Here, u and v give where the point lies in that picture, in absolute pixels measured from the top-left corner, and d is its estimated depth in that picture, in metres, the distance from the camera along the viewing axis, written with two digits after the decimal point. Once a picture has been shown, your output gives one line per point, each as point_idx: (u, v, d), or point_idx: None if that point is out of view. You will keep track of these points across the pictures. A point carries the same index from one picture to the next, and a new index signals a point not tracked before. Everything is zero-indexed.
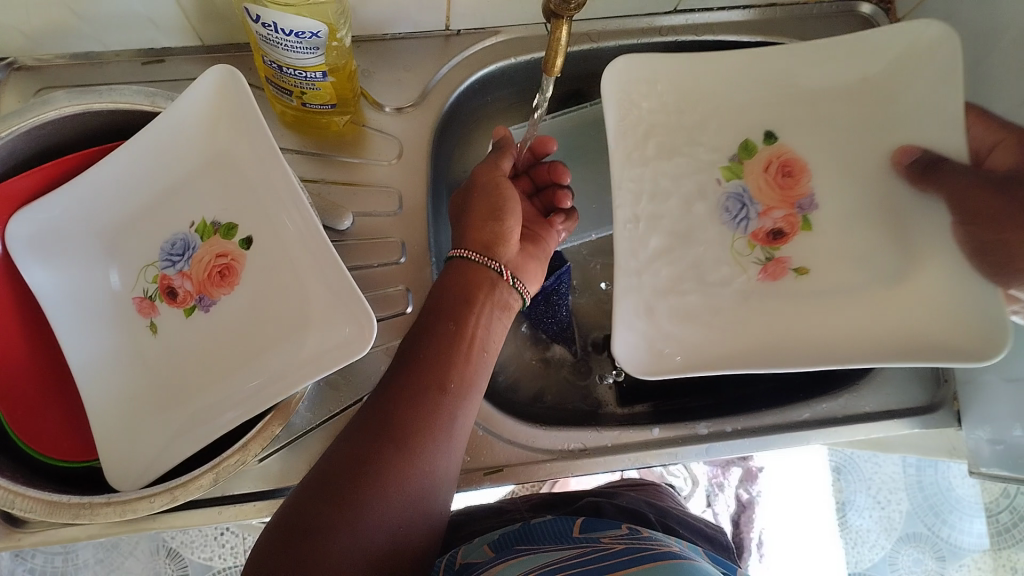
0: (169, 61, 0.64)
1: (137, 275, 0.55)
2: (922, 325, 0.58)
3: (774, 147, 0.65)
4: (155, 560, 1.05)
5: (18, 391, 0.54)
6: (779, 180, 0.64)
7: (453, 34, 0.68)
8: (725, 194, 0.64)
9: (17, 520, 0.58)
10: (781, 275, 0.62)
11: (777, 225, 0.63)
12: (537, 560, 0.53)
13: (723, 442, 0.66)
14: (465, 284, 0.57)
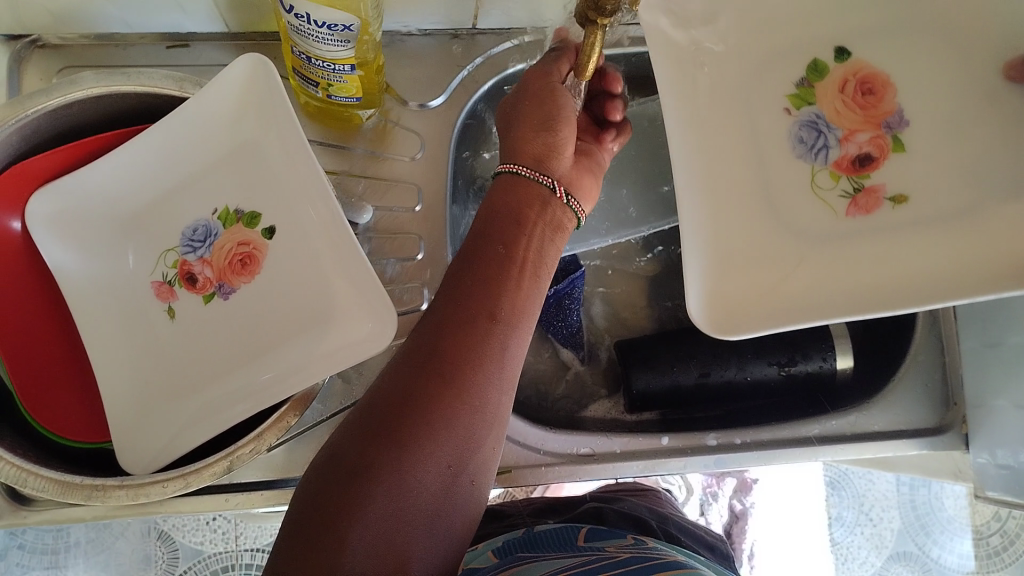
0: (194, 45, 0.63)
1: (156, 259, 0.55)
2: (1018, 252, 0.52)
3: (848, 63, 0.60)
4: (146, 543, 1.05)
5: (32, 369, 0.54)
6: (859, 98, 0.59)
7: (479, 32, 0.68)
8: (797, 122, 0.60)
9: (22, 498, 0.58)
10: (876, 207, 0.58)
11: (863, 150, 0.59)
12: (539, 567, 0.53)
13: (732, 455, 0.67)
14: (514, 204, 0.55)
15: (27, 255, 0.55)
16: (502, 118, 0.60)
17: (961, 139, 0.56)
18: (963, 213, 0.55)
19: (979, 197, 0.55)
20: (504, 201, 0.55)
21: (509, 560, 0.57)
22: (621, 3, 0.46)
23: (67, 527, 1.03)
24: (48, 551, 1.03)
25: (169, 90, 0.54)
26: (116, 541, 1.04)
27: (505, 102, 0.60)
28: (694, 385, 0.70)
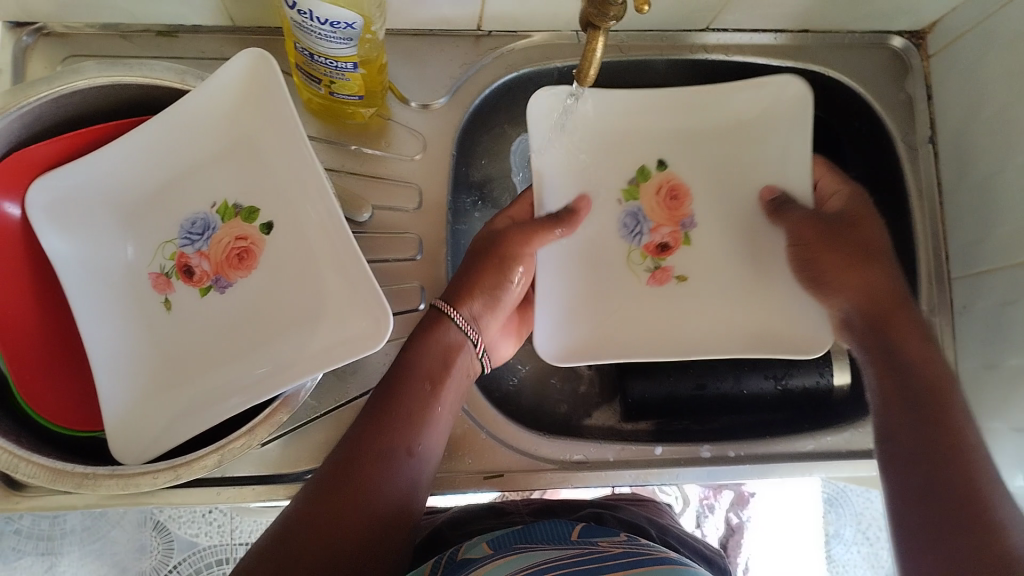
0: (183, 36, 0.63)
1: (154, 251, 0.56)
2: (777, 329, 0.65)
3: (665, 173, 0.69)
4: (141, 533, 1.05)
5: (29, 355, 0.54)
6: (667, 201, 0.69)
7: (484, 34, 0.68)
8: (623, 211, 0.69)
9: (17, 484, 0.58)
10: (666, 281, 0.67)
11: (664, 240, 0.68)
12: (532, 558, 0.54)
13: (723, 467, 0.66)
14: (440, 347, 0.56)
15: (26, 242, 0.54)
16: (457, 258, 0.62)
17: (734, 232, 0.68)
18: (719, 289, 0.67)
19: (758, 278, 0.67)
20: (429, 342, 0.56)
21: (504, 551, 0.57)
22: (624, 9, 0.45)
23: (64, 514, 1.03)
24: (44, 538, 1.03)
25: (171, 82, 0.55)
26: (112, 531, 1.04)
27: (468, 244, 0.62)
28: (691, 395, 0.69)
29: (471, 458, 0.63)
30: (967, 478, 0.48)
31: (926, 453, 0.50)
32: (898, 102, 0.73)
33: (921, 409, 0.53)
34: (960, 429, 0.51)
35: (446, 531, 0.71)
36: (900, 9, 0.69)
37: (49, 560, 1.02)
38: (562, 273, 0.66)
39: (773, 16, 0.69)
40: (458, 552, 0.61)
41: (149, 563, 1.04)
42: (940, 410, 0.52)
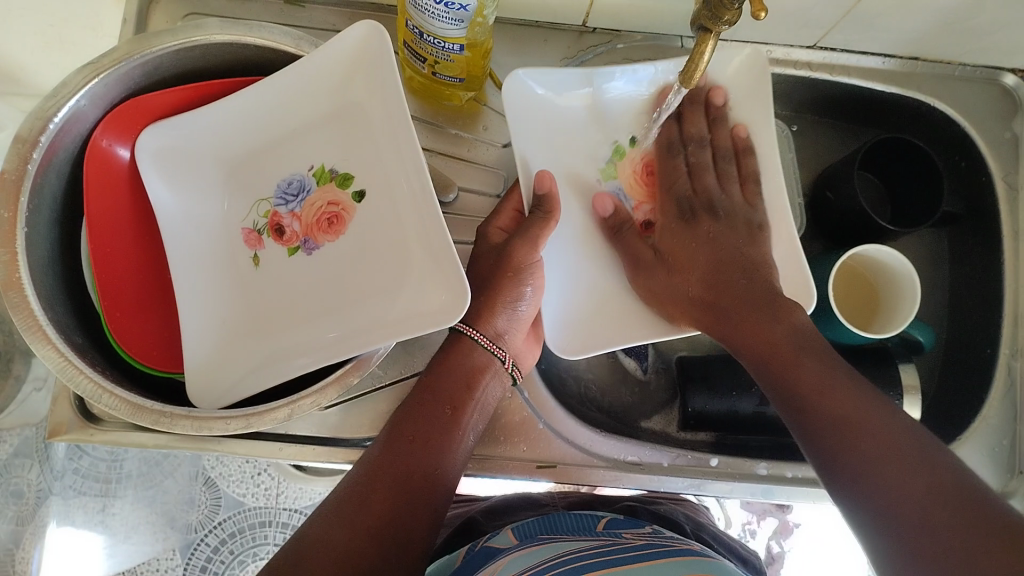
0: (308, 7, 0.66)
1: (250, 208, 0.58)
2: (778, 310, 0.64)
3: (637, 150, 0.69)
4: (193, 486, 1.08)
5: (123, 294, 0.56)
6: (644, 177, 0.69)
7: (589, 31, 0.69)
8: (603, 191, 0.67)
9: (91, 417, 0.61)
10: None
11: (646, 217, 0.68)
12: (559, 547, 0.56)
13: (781, 487, 0.66)
14: (464, 375, 0.56)
15: (132, 187, 0.57)
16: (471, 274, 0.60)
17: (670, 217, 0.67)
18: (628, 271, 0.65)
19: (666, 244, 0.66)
20: (450, 368, 0.56)
21: (528, 541, 0.59)
22: (739, 15, 0.45)
23: (121, 459, 1.06)
24: (99, 479, 1.05)
25: (287, 46, 0.57)
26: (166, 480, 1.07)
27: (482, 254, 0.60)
28: (753, 412, 0.68)
29: (527, 448, 0.64)
30: (858, 439, 0.47)
31: (818, 433, 0.50)
32: (1004, 141, 0.71)
33: (793, 401, 0.52)
34: (826, 403, 0.50)
35: (479, 520, 0.71)
36: (1018, 45, 0.67)
37: (103, 501, 1.06)
38: (576, 261, 0.65)
39: (883, 39, 0.68)
40: (482, 540, 0.62)
41: (196, 516, 1.08)
42: (809, 387, 0.51)
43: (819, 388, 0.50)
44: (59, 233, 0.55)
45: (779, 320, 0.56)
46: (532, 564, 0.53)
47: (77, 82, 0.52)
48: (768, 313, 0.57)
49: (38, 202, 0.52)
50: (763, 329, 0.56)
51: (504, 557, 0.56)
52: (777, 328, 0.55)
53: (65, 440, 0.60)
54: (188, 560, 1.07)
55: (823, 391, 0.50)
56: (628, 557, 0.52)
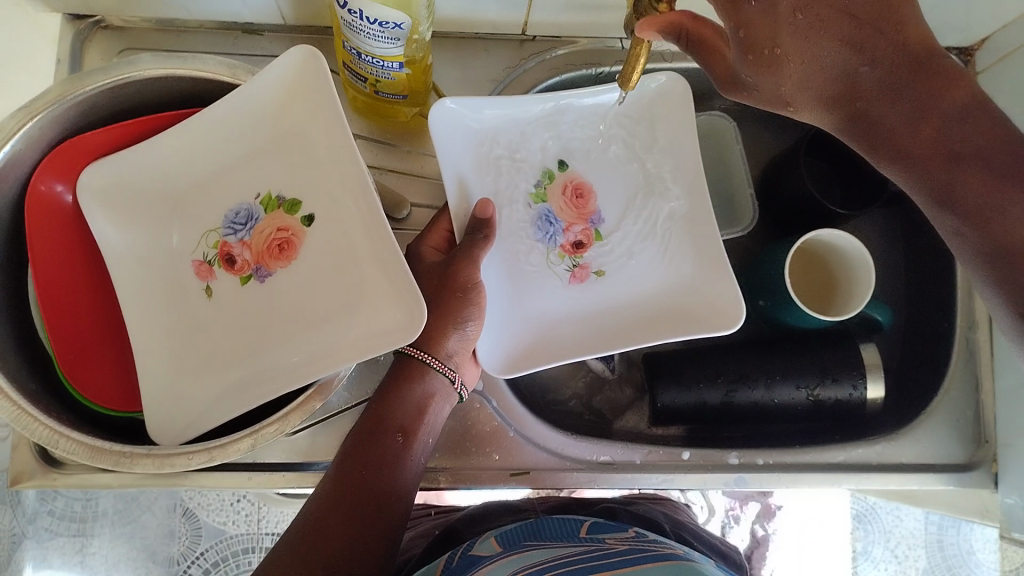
0: (268, 36, 0.65)
1: (198, 240, 0.58)
2: (709, 315, 0.65)
3: (566, 173, 0.69)
4: (171, 518, 1.08)
5: (75, 336, 0.55)
6: (573, 199, 0.69)
7: (528, 38, 0.69)
8: (533, 215, 0.68)
9: (55, 461, 0.60)
10: (586, 279, 0.68)
11: (577, 237, 0.68)
12: (542, 555, 0.56)
13: (754, 474, 0.66)
14: (414, 402, 0.56)
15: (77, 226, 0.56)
16: None
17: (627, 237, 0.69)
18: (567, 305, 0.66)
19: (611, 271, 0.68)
20: (399, 394, 0.56)
21: (512, 548, 0.59)
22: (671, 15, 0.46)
23: (96, 497, 1.03)
24: (75, 520, 1.01)
25: (223, 76, 0.56)
26: (144, 515, 1.07)
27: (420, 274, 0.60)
28: (721, 403, 0.68)
29: (500, 457, 0.64)
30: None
31: (986, 249, 0.50)
32: None
33: (953, 211, 0.50)
34: (991, 208, 0.48)
35: (460, 527, 0.71)
36: (950, 24, 0.69)
37: (80, 542, 1.01)
38: (509, 282, 0.66)
39: None
40: (466, 547, 0.62)
41: (178, 548, 1.08)
42: (959, 190, 0.49)
43: (989, 198, 0.48)
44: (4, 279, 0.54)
45: (924, 115, 0.48)
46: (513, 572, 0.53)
47: (12, 126, 0.51)
48: (913, 105, 0.48)
49: None
50: (908, 128, 0.49)
51: (488, 565, 0.57)
52: (913, 120, 0.48)
53: (31, 486, 0.59)
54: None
55: (993, 203, 0.48)
56: (612, 565, 0.53)
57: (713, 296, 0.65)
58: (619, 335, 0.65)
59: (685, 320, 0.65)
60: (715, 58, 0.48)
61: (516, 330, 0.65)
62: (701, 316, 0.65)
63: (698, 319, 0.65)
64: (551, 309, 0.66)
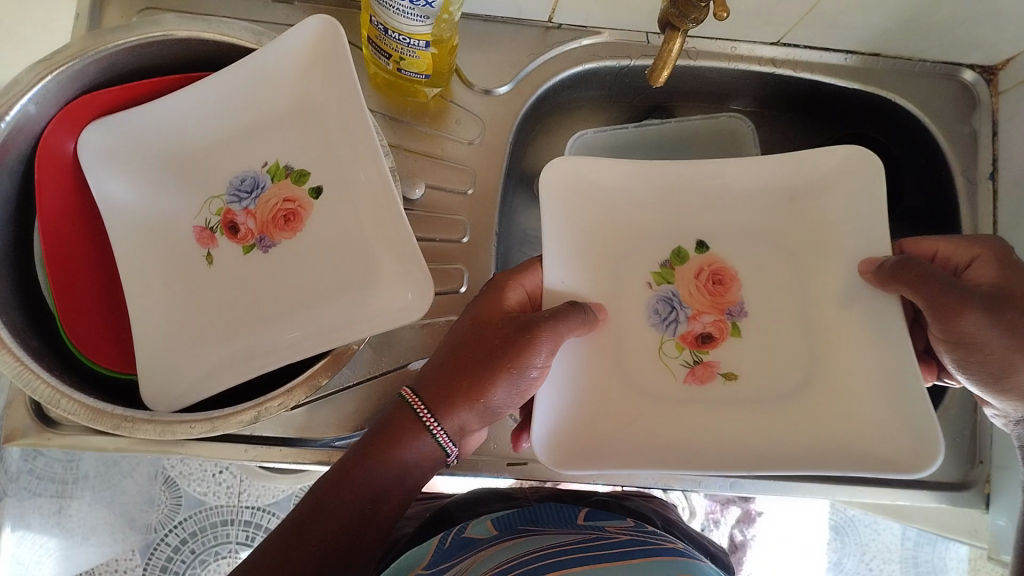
0: (298, 6, 0.65)
1: (201, 206, 0.57)
2: (877, 441, 0.54)
3: (705, 255, 0.62)
4: (151, 485, 1.07)
5: (79, 296, 0.54)
6: (708, 286, 0.62)
7: (554, 27, 0.68)
8: (656, 295, 0.61)
9: (49, 420, 0.59)
10: (709, 380, 0.59)
11: (706, 329, 0.60)
12: (538, 540, 0.56)
13: (749, 480, 0.66)
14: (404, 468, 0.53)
15: (73, 181, 0.55)
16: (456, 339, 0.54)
17: (780, 338, 0.60)
18: (772, 404, 0.58)
19: (788, 392, 0.58)
20: (388, 461, 0.52)
21: (506, 534, 0.60)
22: (706, 12, 0.47)
23: (77, 459, 1.05)
24: (56, 480, 1.04)
25: (246, 42, 0.55)
26: (124, 480, 1.06)
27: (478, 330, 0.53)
28: None
29: (498, 445, 0.64)
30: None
31: None
32: (963, 136, 0.72)
33: None
34: None
35: (452, 509, 0.71)
36: (977, 42, 0.68)
37: (59, 502, 1.04)
38: (612, 368, 0.58)
39: (846, 36, 0.69)
40: (464, 529, 0.63)
41: (156, 516, 1.06)
42: None
43: None
44: (11, 234, 0.53)
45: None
46: (506, 557, 0.53)
47: (28, 80, 0.51)
48: None
49: None
50: None
51: (484, 549, 0.57)
52: None
53: (23, 445, 0.58)
54: (148, 560, 1.05)
55: None
56: (610, 554, 0.53)
57: (872, 416, 0.55)
58: (754, 448, 0.55)
59: (840, 449, 0.55)
60: (951, 251, 0.57)
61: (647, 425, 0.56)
62: (870, 448, 0.54)
63: (864, 453, 0.54)
64: (698, 409, 0.57)
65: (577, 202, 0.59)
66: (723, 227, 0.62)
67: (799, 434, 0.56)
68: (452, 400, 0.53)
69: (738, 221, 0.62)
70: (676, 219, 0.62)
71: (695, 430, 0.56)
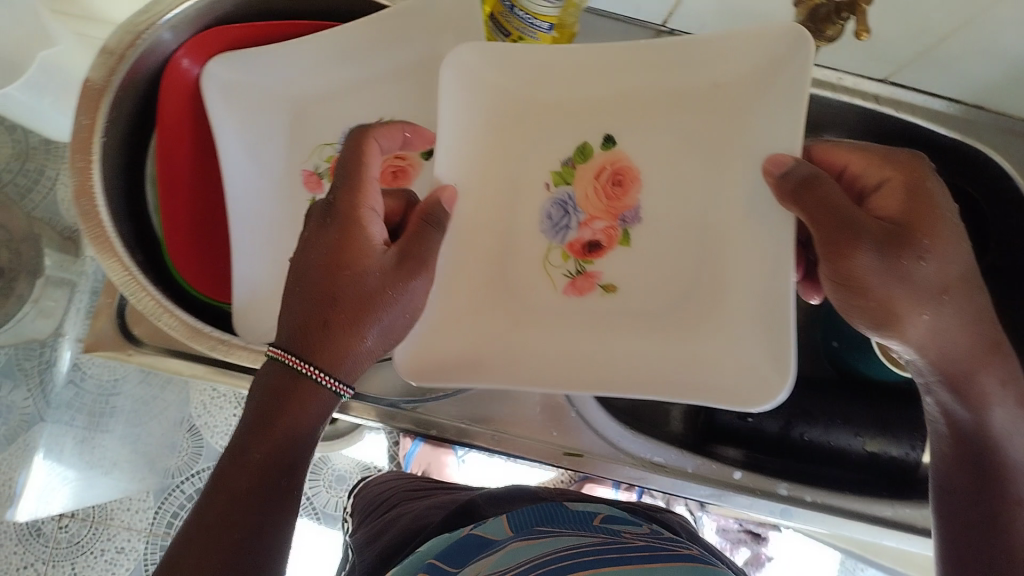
0: None
1: (312, 150, 0.59)
2: (740, 374, 0.50)
3: (610, 152, 0.59)
4: (175, 433, 1.13)
5: (184, 218, 0.56)
6: (608, 186, 0.59)
7: (666, 31, 0.69)
8: (550, 199, 0.59)
9: (133, 338, 0.61)
10: (588, 292, 0.58)
11: (596, 237, 0.58)
12: (557, 540, 0.55)
13: (799, 509, 0.66)
14: (300, 412, 0.46)
15: (192, 108, 0.57)
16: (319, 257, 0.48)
17: (664, 249, 0.57)
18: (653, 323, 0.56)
19: (664, 305, 0.56)
20: (288, 404, 0.46)
21: (521, 533, 0.59)
22: (841, 31, 0.49)
23: (112, 394, 1.14)
24: (87, 412, 1.12)
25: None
26: (150, 423, 1.13)
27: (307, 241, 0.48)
28: (776, 434, 0.70)
29: (556, 433, 0.66)
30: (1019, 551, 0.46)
31: None
32: None
33: None
34: None
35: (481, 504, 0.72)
36: None
37: (87, 434, 1.12)
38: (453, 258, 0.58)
39: (955, 82, 0.69)
40: (477, 528, 0.63)
41: (175, 462, 1.12)
42: None
43: None
44: (128, 150, 0.55)
45: None
46: (529, 556, 0.52)
47: (168, 2, 0.52)
48: None
49: (117, 114, 0.52)
50: None
51: (499, 548, 0.56)
52: None
53: (104, 355, 0.61)
54: (159, 503, 1.11)
55: None
56: (629, 554, 0.52)
57: (747, 366, 0.51)
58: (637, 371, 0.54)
59: (710, 390, 0.51)
60: (864, 167, 0.49)
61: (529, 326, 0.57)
62: (720, 383, 0.51)
63: (716, 388, 0.51)
64: (565, 329, 0.57)
65: (491, 91, 0.58)
66: (630, 120, 0.58)
67: (662, 355, 0.55)
68: (329, 345, 0.46)
69: (658, 106, 0.57)
70: (582, 121, 0.59)
71: (578, 334, 0.57)
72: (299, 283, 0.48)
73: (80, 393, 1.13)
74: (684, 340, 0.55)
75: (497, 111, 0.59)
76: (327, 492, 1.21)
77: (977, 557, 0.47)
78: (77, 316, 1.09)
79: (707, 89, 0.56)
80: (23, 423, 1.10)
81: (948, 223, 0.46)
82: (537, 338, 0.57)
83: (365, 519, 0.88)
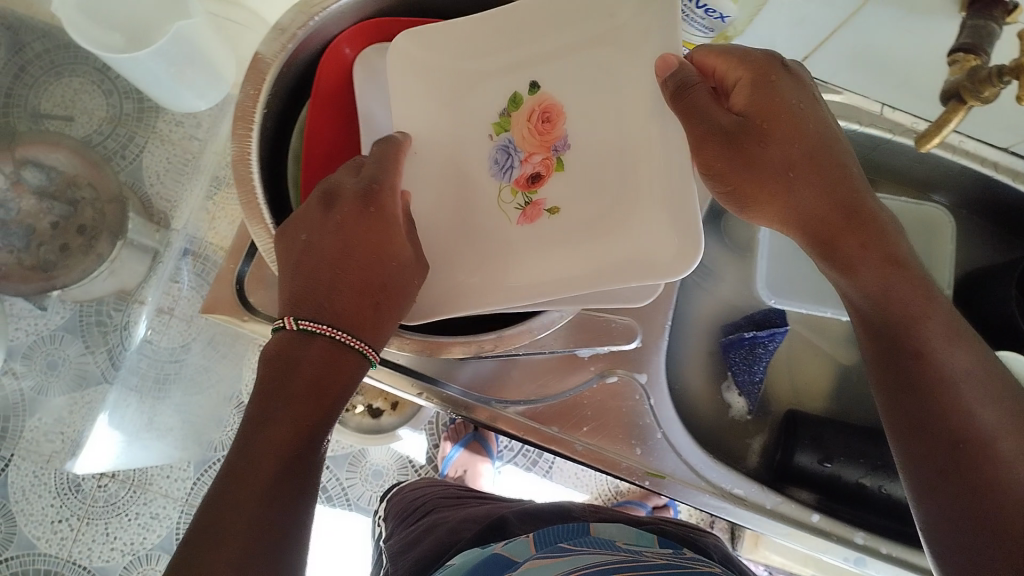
0: None
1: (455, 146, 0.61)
2: (655, 250, 0.50)
3: (536, 96, 0.58)
4: (224, 406, 1.18)
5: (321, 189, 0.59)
6: (538, 126, 0.58)
7: None
8: (493, 146, 0.59)
9: (247, 304, 0.64)
10: (538, 218, 0.57)
11: (535, 171, 0.57)
12: (578, 560, 0.56)
13: (873, 559, 0.67)
14: (320, 370, 0.47)
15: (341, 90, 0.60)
16: (340, 238, 0.50)
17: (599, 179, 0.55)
18: (587, 238, 0.55)
19: (605, 212, 0.55)
20: (314, 363, 0.47)
21: (545, 551, 0.59)
22: (997, 96, 0.49)
23: (183, 361, 1.12)
24: (161, 376, 1.10)
25: None
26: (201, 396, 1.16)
27: (337, 225, 0.50)
28: (855, 484, 0.70)
29: (641, 451, 0.67)
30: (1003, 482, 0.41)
31: None
32: None
33: None
34: None
35: (512, 522, 0.73)
36: None
37: (156, 398, 1.10)
38: (452, 212, 0.59)
39: None
40: (499, 546, 0.63)
41: (219, 435, 1.17)
42: None
43: None
44: (279, 122, 0.59)
45: None
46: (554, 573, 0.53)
47: None
48: None
49: (278, 87, 0.56)
50: None
51: (523, 566, 0.57)
52: None
53: (219, 317, 0.64)
54: (198, 475, 1.15)
55: None
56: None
57: (665, 229, 0.50)
58: (549, 279, 0.55)
59: (643, 263, 0.51)
60: (724, 70, 0.49)
61: (540, 259, 0.56)
62: (650, 255, 0.51)
63: (639, 262, 0.51)
64: (526, 252, 0.57)
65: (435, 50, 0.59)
66: (580, 78, 0.56)
67: (607, 258, 0.54)
68: (376, 322, 0.49)
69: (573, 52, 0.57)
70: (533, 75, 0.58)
71: (564, 266, 0.55)
72: (312, 271, 0.49)
73: (140, 359, 1.07)
74: (609, 241, 0.54)
75: (438, 57, 0.59)
76: (362, 484, 1.18)
77: (921, 432, 0.45)
78: (157, 282, 1.07)
79: (614, 25, 0.54)
80: (81, 380, 1.03)
81: (790, 100, 0.48)
82: (513, 268, 0.57)
83: (401, 524, 0.88)
